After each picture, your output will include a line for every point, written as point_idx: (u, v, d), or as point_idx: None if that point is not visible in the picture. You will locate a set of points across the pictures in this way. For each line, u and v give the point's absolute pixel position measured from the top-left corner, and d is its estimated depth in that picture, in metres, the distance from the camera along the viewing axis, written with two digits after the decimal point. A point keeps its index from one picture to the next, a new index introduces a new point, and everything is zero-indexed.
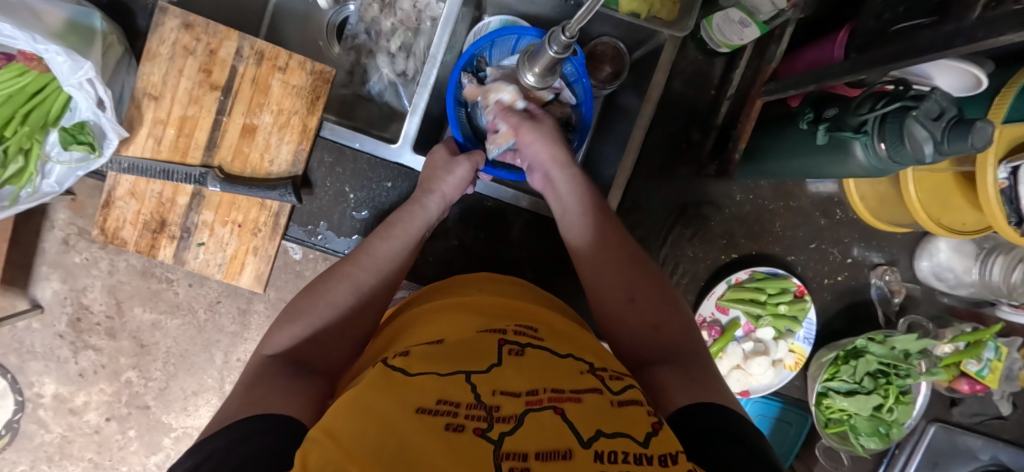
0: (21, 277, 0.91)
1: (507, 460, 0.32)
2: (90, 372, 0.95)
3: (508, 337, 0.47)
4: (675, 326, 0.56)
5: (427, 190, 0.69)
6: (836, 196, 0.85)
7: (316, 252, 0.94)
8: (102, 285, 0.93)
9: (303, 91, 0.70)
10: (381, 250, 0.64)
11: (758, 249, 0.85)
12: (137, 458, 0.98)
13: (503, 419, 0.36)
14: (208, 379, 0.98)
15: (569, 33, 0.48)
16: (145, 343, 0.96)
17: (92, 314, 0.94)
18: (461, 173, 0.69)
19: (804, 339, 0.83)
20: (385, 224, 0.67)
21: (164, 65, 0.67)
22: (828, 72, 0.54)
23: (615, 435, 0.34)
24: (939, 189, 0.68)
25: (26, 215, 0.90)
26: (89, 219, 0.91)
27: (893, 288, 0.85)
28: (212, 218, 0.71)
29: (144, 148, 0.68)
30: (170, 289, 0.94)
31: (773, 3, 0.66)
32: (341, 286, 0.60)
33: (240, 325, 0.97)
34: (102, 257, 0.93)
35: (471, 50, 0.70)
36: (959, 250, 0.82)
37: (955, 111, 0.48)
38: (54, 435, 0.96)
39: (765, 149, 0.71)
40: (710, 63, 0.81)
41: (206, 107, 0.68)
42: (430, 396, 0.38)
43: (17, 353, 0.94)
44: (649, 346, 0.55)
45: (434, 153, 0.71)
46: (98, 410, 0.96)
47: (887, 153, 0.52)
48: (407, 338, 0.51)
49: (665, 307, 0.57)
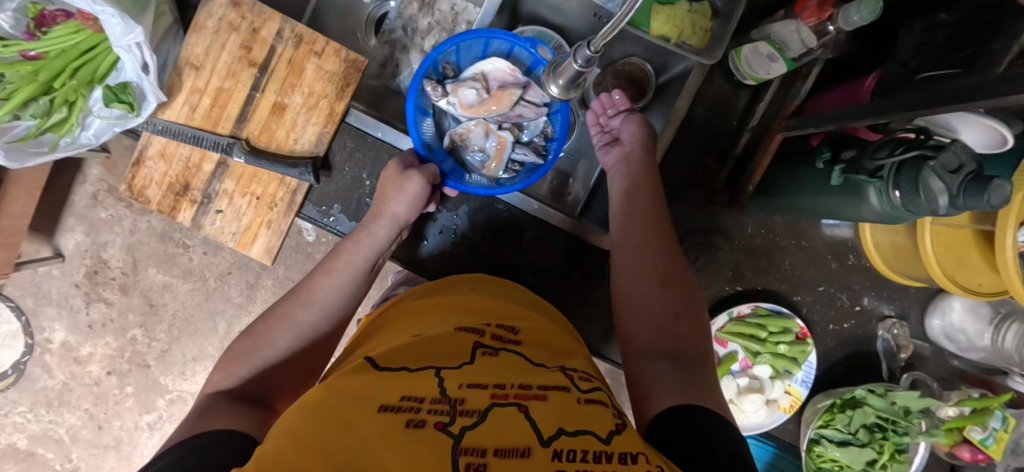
0: (49, 225, 0.95)
1: (463, 456, 0.33)
2: (99, 324, 0.98)
3: (484, 340, 0.48)
4: (695, 322, 0.55)
5: (378, 215, 0.68)
6: (851, 241, 0.84)
7: (328, 236, 0.97)
8: (122, 242, 0.96)
9: (335, 77, 0.72)
10: (325, 288, 0.63)
11: (764, 284, 0.83)
12: (131, 415, 1.01)
13: (466, 413, 0.36)
14: (208, 346, 1.00)
15: (594, 48, 0.49)
16: (154, 303, 0.98)
17: (108, 269, 0.97)
18: (411, 189, 0.68)
19: (802, 382, 0.82)
20: (330, 257, 0.66)
21: (208, 37, 0.70)
22: (851, 113, 0.54)
23: (576, 434, 0.35)
24: (956, 245, 0.67)
25: (61, 166, 0.94)
26: (119, 178, 0.95)
27: (900, 343, 0.83)
28: (233, 187, 0.73)
29: (179, 114, 0.70)
30: (185, 254, 0.97)
31: (802, 41, 0.64)
32: (278, 329, 0.59)
33: (246, 297, 0.99)
34: (126, 215, 0.96)
35: (433, 55, 0.68)
36: (974, 311, 0.79)
37: (974, 166, 0.47)
38: (57, 381, 0.99)
39: (781, 183, 0.69)
40: (736, 93, 0.80)
41: (242, 82, 0.71)
42: (394, 394, 0.39)
43: (34, 297, 0.97)
44: (665, 333, 0.54)
45: (386, 169, 0.70)
46: (101, 363, 0.99)
47: (901, 201, 0.51)
48: (385, 333, 0.52)
49: (689, 303, 0.56)
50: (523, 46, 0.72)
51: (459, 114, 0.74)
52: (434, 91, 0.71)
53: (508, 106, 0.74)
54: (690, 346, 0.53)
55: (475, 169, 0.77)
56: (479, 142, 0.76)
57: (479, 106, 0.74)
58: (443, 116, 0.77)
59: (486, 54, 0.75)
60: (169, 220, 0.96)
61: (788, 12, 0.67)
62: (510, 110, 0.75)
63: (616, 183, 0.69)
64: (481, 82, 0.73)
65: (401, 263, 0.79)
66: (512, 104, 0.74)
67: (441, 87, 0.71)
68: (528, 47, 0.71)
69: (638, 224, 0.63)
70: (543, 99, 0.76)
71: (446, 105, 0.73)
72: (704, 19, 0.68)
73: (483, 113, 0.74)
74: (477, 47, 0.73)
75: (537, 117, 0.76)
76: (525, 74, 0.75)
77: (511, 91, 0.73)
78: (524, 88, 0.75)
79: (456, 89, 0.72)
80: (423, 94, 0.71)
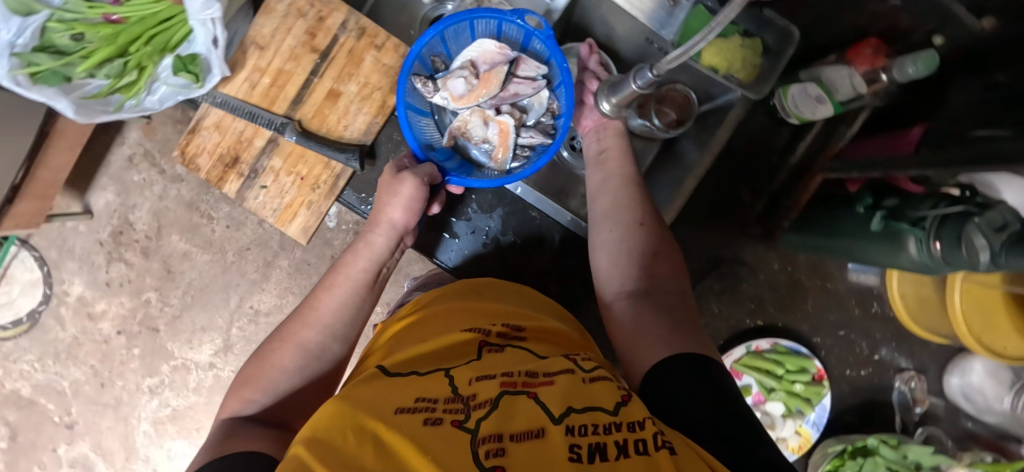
0: (82, 182, 0.98)
1: (482, 444, 0.32)
2: (117, 283, 1.00)
3: (490, 339, 0.48)
4: (671, 258, 0.58)
5: (373, 226, 0.66)
6: (876, 289, 0.84)
7: (349, 224, 0.99)
8: (149, 207, 0.99)
9: (392, 71, 0.74)
10: (328, 304, 0.59)
11: (784, 322, 0.84)
12: (134, 377, 1.02)
13: (479, 406, 0.37)
14: (218, 318, 1.02)
15: (657, 72, 0.51)
16: (172, 270, 1.00)
17: (133, 231, 0.99)
18: (405, 193, 0.64)
19: (813, 424, 0.81)
20: (330, 273, 0.62)
21: (277, 20, 0.73)
22: (899, 164, 0.55)
23: (585, 410, 0.36)
24: (983, 305, 0.68)
25: (103, 128, 0.97)
26: (157, 144, 0.98)
27: (916, 397, 0.83)
28: (280, 165, 0.75)
29: (239, 89, 0.73)
30: (208, 226, 1.00)
31: (853, 86, 0.66)
32: (283, 350, 0.56)
33: (261, 274, 1.01)
34: (157, 181, 0.99)
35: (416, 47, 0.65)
36: (995, 375, 0.78)
37: (1019, 225, 0.48)
38: (68, 334, 1.01)
39: (816, 224, 0.70)
40: (777, 130, 0.79)
41: (303, 66, 0.73)
42: (408, 397, 0.39)
43: (57, 249, 0.99)
44: (644, 268, 0.57)
45: (383, 173, 0.67)
46: (113, 321, 1.01)
47: (940, 253, 0.52)
48: (395, 340, 0.52)
49: (665, 243, 0.59)
50: (509, 21, 0.68)
51: (454, 107, 0.71)
52: (425, 87, 0.68)
53: (500, 86, 0.69)
54: (665, 283, 0.56)
55: (484, 164, 0.72)
56: (479, 132, 0.71)
57: (471, 93, 0.70)
58: (442, 112, 0.75)
59: (475, 38, 0.72)
60: (197, 190, 0.99)
61: (841, 56, 0.68)
62: (503, 91, 0.70)
63: (590, 148, 0.69)
64: (469, 68, 0.70)
65: (425, 254, 0.81)
66: (504, 84, 0.70)
67: (431, 82, 0.69)
68: (515, 20, 0.66)
69: (629, 186, 0.63)
70: (539, 73, 0.71)
71: (441, 99, 0.70)
72: (756, 54, 0.68)
73: (477, 101, 0.70)
74: (463, 32, 0.70)
75: (536, 93, 0.71)
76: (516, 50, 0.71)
77: (499, 70, 0.68)
78: (514, 63, 0.70)
79: (445, 82, 0.69)
80: (414, 91, 0.69)
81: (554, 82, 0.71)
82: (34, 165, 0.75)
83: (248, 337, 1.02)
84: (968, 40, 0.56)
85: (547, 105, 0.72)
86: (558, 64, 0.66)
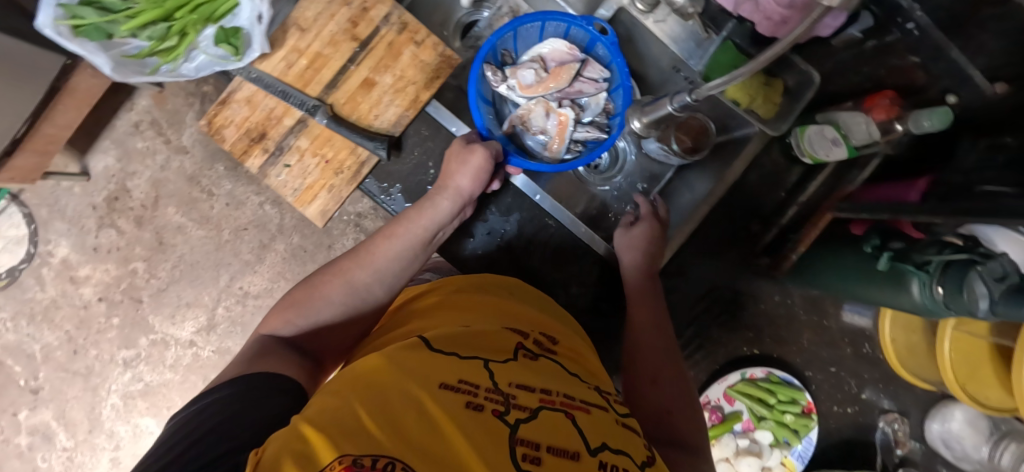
0: (84, 143, 0.97)
1: (519, 446, 0.35)
2: (105, 249, 0.98)
3: (526, 343, 0.49)
4: (687, 414, 0.57)
5: (440, 190, 0.69)
6: (868, 331, 0.87)
7: (350, 215, 0.96)
8: (150, 176, 0.98)
9: (428, 67, 0.76)
10: (384, 252, 0.63)
11: (778, 353, 0.87)
12: (109, 347, 1.00)
13: (520, 408, 0.38)
14: (205, 296, 1.00)
15: (695, 96, 0.54)
16: (164, 242, 0.99)
17: (129, 198, 0.98)
18: (474, 162, 0.68)
19: (799, 457, 0.84)
20: (390, 224, 0.66)
21: (321, 6, 0.74)
22: (908, 209, 0.57)
23: (618, 451, 0.37)
24: (972, 355, 0.71)
25: (113, 91, 0.97)
26: (165, 113, 0.98)
27: (898, 438, 0.86)
28: (306, 146, 0.75)
29: (275, 68, 0.74)
30: (207, 202, 0.99)
31: (869, 133, 0.68)
32: (333, 283, 0.59)
33: (255, 256, 1.00)
34: (161, 150, 0.98)
35: (493, 40, 0.69)
36: (973, 424, 0.81)
37: (1018, 276, 0.51)
38: (46, 295, 0.98)
39: (821, 263, 0.74)
40: (788, 168, 0.83)
41: (341, 52, 0.75)
42: (452, 375, 0.40)
43: (49, 208, 0.97)
44: (659, 426, 0.56)
45: (452, 145, 0.71)
46: (95, 288, 0.99)
47: (943, 296, 0.56)
48: (431, 318, 0.53)
49: (683, 390, 0.60)
50: (577, 25, 0.71)
51: (518, 96, 0.75)
52: (495, 77, 0.73)
53: (567, 82, 0.74)
54: (688, 438, 0.55)
55: (537, 152, 0.76)
56: (539, 123, 0.75)
57: (539, 83, 0.74)
58: (503, 103, 0.79)
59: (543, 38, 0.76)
60: (201, 164, 0.98)
61: (857, 103, 0.71)
62: (569, 87, 0.75)
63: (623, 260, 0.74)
64: (539, 63, 0.75)
65: (444, 253, 0.82)
66: (571, 80, 0.74)
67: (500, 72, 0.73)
68: (583, 26, 0.70)
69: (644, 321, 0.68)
70: (602, 75, 0.75)
71: (506, 91, 0.74)
72: (775, 93, 0.69)
73: (544, 92, 0.74)
74: (533, 32, 0.74)
75: (596, 93, 0.75)
76: (582, 52, 0.75)
77: (571, 67, 0.73)
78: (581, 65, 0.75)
79: (514, 72, 0.74)
80: (483, 80, 0.73)
81: (614, 85, 0.74)
82: (39, 120, 0.73)
83: (234, 318, 1.01)
84: (981, 101, 0.59)
85: (603, 106, 0.75)
86: (619, 69, 0.71)
